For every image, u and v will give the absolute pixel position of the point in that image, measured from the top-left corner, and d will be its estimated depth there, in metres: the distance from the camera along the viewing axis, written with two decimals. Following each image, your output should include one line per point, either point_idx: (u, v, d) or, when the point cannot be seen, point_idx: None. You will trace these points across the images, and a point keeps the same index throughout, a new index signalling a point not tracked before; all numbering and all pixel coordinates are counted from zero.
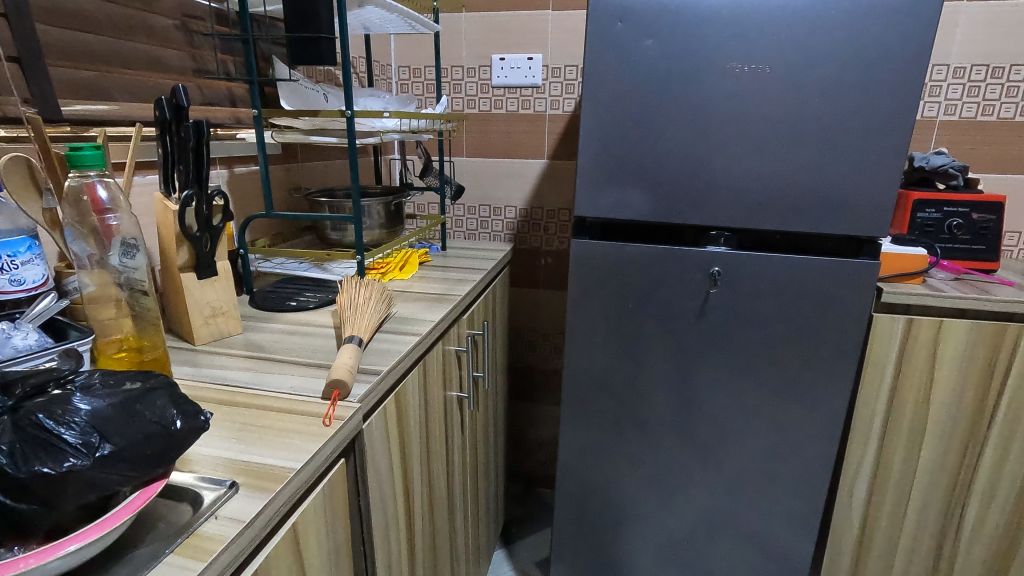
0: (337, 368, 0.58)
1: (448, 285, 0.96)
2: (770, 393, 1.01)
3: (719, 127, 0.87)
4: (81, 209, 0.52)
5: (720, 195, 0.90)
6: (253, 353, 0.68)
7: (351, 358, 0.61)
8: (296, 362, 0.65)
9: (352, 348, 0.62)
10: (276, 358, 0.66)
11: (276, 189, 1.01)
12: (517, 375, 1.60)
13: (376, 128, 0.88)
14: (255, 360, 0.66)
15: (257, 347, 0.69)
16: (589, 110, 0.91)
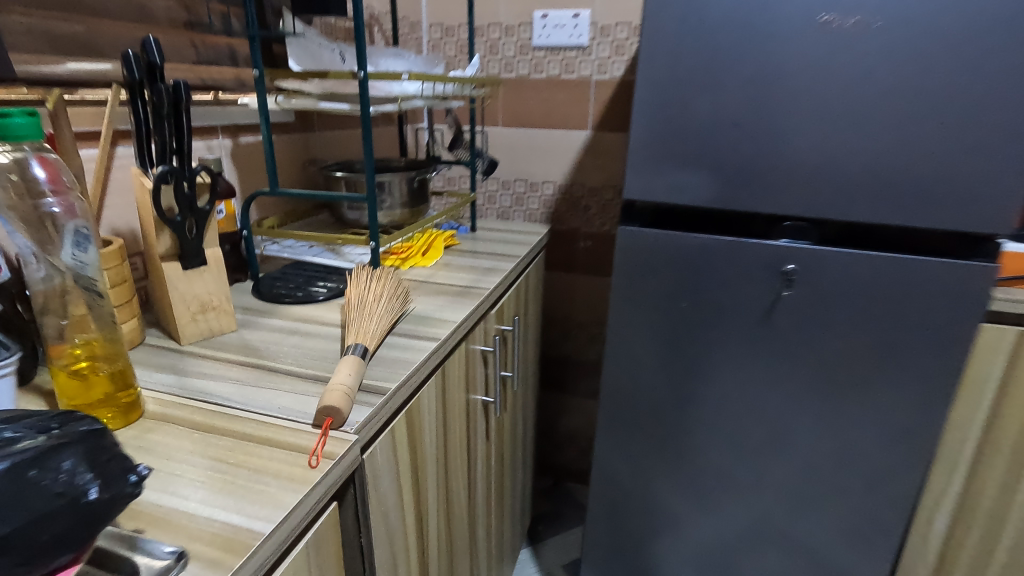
0: (332, 389, 0.47)
1: (475, 276, 0.84)
2: (845, 413, 0.86)
3: (806, 97, 0.71)
4: (14, 193, 0.42)
5: (802, 180, 0.75)
6: (243, 358, 0.58)
7: (351, 373, 0.50)
8: (291, 372, 0.55)
9: (354, 361, 0.52)
10: (268, 365, 0.57)
11: (287, 161, 0.91)
12: (549, 365, 1.49)
13: (393, 93, 0.74)
14: (245, 368, 0.56)
15: (249, 350, 0.60)
16: (646, 74, 0.76)
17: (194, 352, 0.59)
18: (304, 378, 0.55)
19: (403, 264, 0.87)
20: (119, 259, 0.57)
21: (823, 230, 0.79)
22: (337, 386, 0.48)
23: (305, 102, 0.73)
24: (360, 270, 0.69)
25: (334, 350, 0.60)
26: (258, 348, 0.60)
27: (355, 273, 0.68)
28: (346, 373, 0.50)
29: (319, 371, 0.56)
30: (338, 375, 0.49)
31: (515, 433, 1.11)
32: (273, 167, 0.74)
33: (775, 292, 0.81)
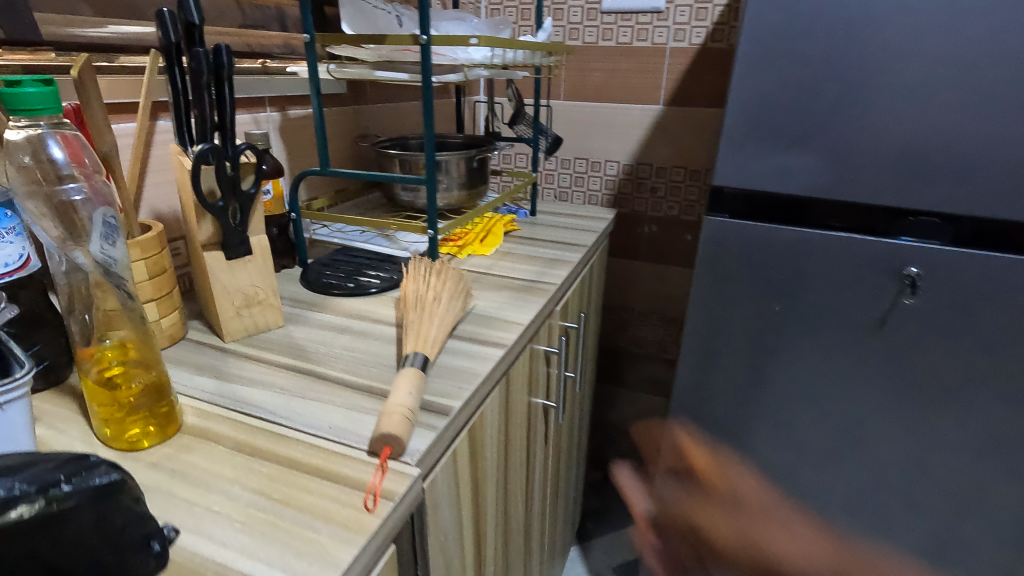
0: (390, 413, 0.41)
1: (539, 267, 0.76)
2: (965, 443, 0.73)
3: (956, 64, 0.59)
4: (32, 175, 0.38)
5: (939, 167, 0.62)
6: (290, 361, 0.52)
7: (412, 391, 0.44)
8: (343, 382, 0.49)
9: (415, 376, 0.45)
10: (317, 371, 0.50)
11: (339, 136, 0.84)
12: (604, 356, 1.40)
13: (460, 60, 0.67)
14: (292, 374, 0.50)
15: (297, 351, 0.54)
16: (750, 38, 0.65)
17: (238, 352, 0.53)
18: (357, 390, 0.48)
19: (461, 251, 0.80)
20: (157, 246, 0.51)
21: (958, 227, 0.66)
22: (396, 408, 0.41)
23: (361, 71, 0.65)
24: (420, 262, 0.62)
25: (390, 354, 0.53)
26: (307, 349, 0.54)
27: (413, 266, 0.61)
28: (406, 391, 0.43)
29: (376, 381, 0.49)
30: (396, 393, 0.42)
31: (571, 433, 1.03)
32: (324, 143, 0.67)
33: (891, 297, 0.70)
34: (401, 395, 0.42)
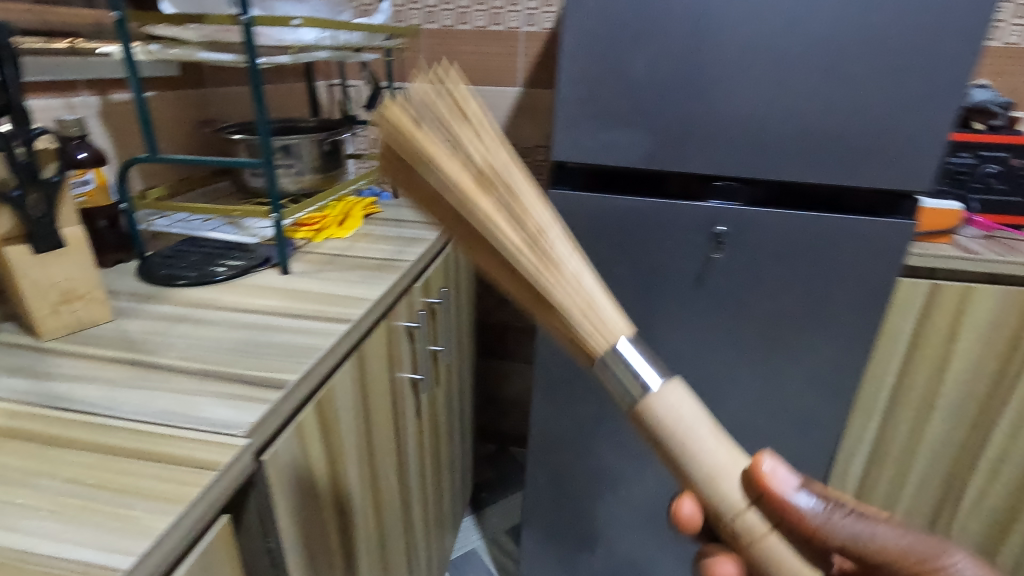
0: (695, 433, 0.38)
1: (396, 247, 0.79)
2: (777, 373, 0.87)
3: (742, 48, 0.69)
4: None
5: (738, 138, 0.73)
6: (483, 167, 0.43)
7: (639, 367, 0.39)
8: (491, 215, 0.42)
9: (655, 356, 0.40)
10: (491, 190, 0.42)
11: (176, 122, 0.80)
12: (487, 332, 1.46)
13: (287, 42, 0.64)
14: (434, 182, 0.43)
15: (459, 137, 0.42)
16: (574, 24, 0.71)
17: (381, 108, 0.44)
18: (493, 222, 0.42)
19: (317, 235, 0.80)
20: None
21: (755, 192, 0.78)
22: (755, 462, 0.39)
23: (183, 54, 0.62)
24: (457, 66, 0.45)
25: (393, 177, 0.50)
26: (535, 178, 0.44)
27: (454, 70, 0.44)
28: (684, 411, 0.38)
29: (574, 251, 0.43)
30: (763, 456, 0.39)
31: (452, 401, 1.08)
32: (148, 128, 0.64)
33: (704, 254, 0.80)
34: (778, 477, 0.39)
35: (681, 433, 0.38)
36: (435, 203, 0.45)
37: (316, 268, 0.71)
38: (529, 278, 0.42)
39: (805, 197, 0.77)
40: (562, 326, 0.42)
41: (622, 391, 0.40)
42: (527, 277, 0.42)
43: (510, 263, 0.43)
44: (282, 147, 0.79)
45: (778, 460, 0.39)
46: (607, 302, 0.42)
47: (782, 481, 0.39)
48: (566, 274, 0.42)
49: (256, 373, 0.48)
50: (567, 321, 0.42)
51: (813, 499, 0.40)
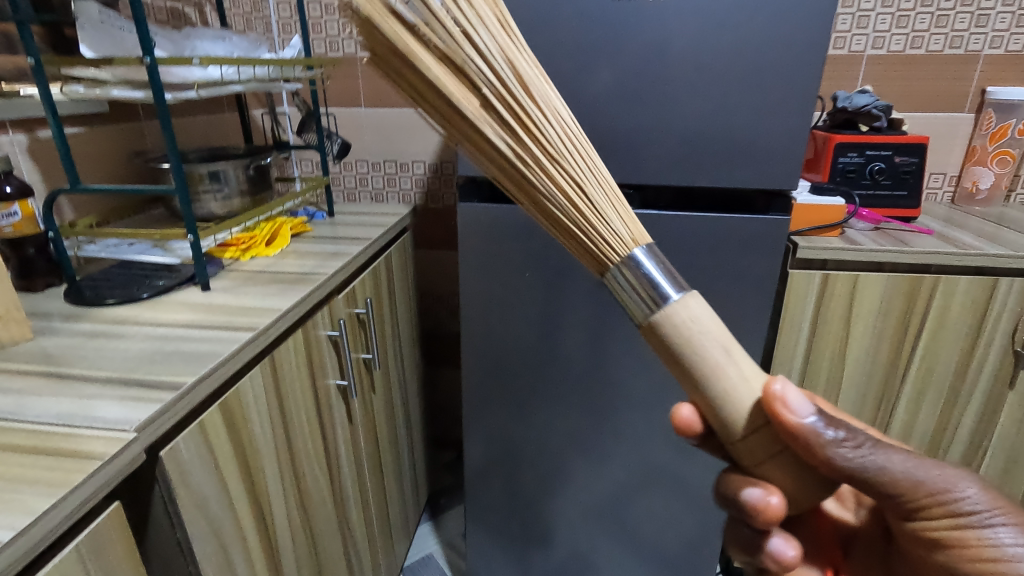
0: (709, 348, 0.41)
1: (318, 262, 0.85)
2: None
3: (613, 75, 0.80)
4: None
5: None
6: (470, 38, 0.40)
7: (645, 260, 0.42)
8: (482, 92, 0.41)
9: (661, 252, 0.42)
10: (483, 67, 0.40)
11: (110, 154, 0.86)
12: (438, 342, 1.51)
13: (191, 79, 0.71)
14: (414, 62, 0.40)
15: (443, 6, 0.39)
16: None
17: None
18: (480, 108, 0.41)
19: (244, 254, 0.86)
20: None
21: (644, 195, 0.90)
22: (766, 386, 0.42)
23: (95, 92, 0.68)
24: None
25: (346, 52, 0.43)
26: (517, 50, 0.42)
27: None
28: (698, 325, 0.40)
29: (565, 129, 0.43)
30: (775, 381, 0.42)
31: (394, 409, 1.12)
32: (69, 162, 0.70)
33: None
34: (788, 403, 0.41)
35: (691, 343, 0.41)
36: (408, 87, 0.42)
37: (237, 283, 0.76)
38: (522, 163, 0.42)
39: (683, 198, 0.89)
40: (549, 209, 0.44)
41: (623, 277, 0.42)
42: (519, 164, 0.42)
43: (496, 148, 0.42)
44: (209, 174, 0.83)
45: (788, 385, 0.42)
46: (605, 180, 0.43)
47: (792, 406, 0.41)
48: (567, 158, 0.42)
49: (155, 377, 0.53)
50: (556, 206, 0.43)
51: (831, 428, 0.42)
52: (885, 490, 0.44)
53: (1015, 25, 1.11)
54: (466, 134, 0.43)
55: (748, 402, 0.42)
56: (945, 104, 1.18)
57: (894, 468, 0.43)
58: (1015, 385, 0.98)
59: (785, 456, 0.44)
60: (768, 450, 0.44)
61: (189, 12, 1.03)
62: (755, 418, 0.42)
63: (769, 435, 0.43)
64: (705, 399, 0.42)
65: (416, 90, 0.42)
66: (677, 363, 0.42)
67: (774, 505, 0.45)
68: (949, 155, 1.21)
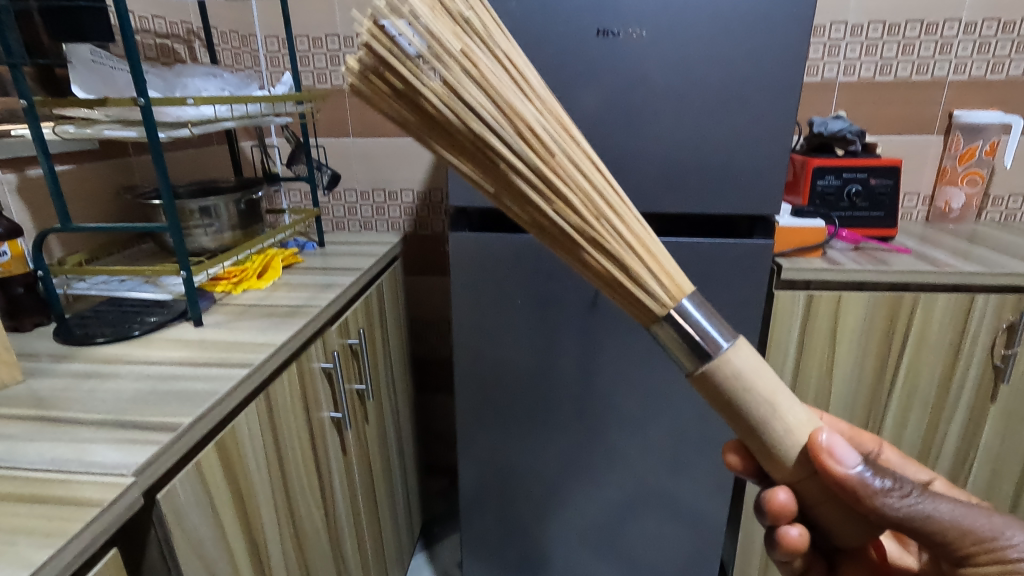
0: (761, 401, 0.41)
1: (311, 294, 0.85)
2: None
3: (598, 106, 0.83)
4: None
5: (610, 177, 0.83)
6: (505, 92, 0.39)
7: (692, 308, 0.41)
8: (519, 145, 0.39)
9: (706, 301, 0.41)
10: (517, 120, 0.39)
11: (100, 191, 0.86)
12: (429, 368, 1.51)
13: (184, 118, 0.72)
14: (446, 117, 0.38)
15: (475, 60, 0.38)
16: None
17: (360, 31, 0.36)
18: (515, 162, 0.39)
19: (235, 288, 0.85)
20: None
21: None
22: (814, 435, 0.43)
23: (87, 132, 0.69)
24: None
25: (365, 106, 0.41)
26: (547, 101, 0.41)
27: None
28: (745, 379, 0.40)
29: (600, 179, 0.41)
30: (823, 431, 0.43)
31: (387, 439, 1.12)
32: (60, 201, 0.69)
33: None
34: (837, 454, 0.42)
35: (741, 395, 0.41)
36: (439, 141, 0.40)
37: (229, 318, 0.76)
38: (561, 216, 0.41)
39: (669, 225, 0.92)
40: (590, 262, 0.42)
41: (669, 328, 0.41)
42: (558, 217, 0.41)
43: (533, 201, 0.40)
44: (199, 210, 0.83)
45: (835, 435, 0.43)
46: (644, 231, 0.42)
47: (841, 457, 0.42)
48: (606, 209, 0.41)
49: (151, 418, 0.53)
50: (599, 258, 0.41)
51: (878, 477, 0.44)
52: (930, 534, 0.45)
53: (976, 52, 1.17)
54: (499, 188, 0.41)
55: (801, 453, 0.43)
56: (915, 127, 1.23)
57: (933, 511, 0.45)
58: (996, 398, 1.01)
59: (833, 498, 0.46)
60: (817, 494, 0.45)
61: (179, 47, 1.04)
62: (805, 467, 0.44)
63: (819, 481, 0.45)
64: (762, 447, 0.43)
65: (444, 145, 0.40)
66: (732, 415, 0.42)
67: (796, 536, 0.49)
68: (921, 176, 1.26)
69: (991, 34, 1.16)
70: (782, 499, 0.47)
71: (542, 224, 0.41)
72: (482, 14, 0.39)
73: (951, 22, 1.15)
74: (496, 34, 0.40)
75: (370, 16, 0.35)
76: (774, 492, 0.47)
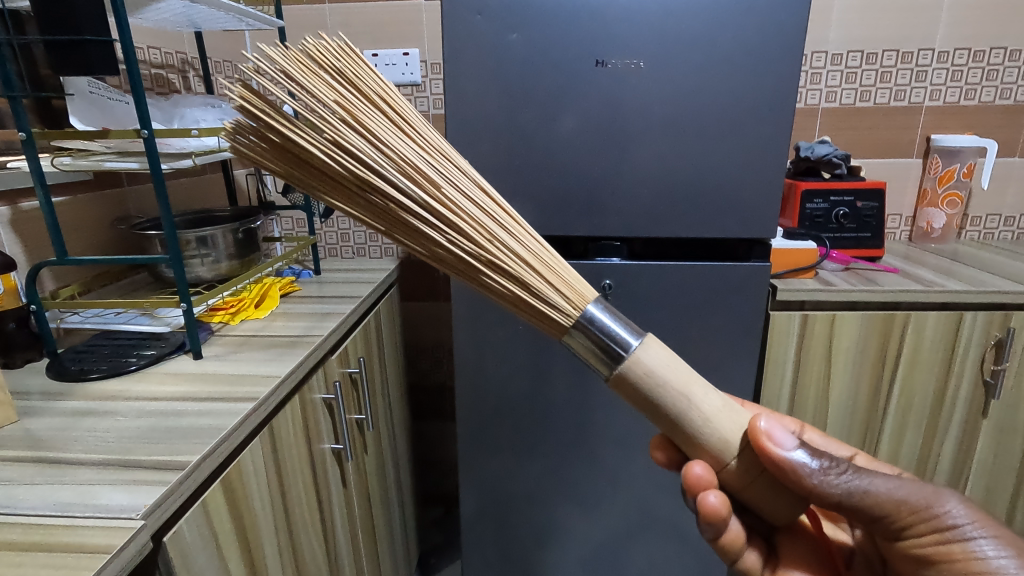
0: (675, 395, 0.45)
1: (311, 323, 0.84)
2: None
3: (595, 134, 0.85)
4: None
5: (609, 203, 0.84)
6: (386, 139, 0.45)
7: (596, 313, 0.45)
8: (404, 182, 0.44)
9: (611, 305, 0.46)
10: (399, 161, 0.45)
11: (94, 222, 0.84)
12: (423, 394, 1.49)
13: (188, 148, 0.73)
14: (333, 163, 0.44)
15: (351, 112, 0.44)
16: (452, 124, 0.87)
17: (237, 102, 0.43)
18: (399, 183, 0.44)
19: (234, 318, 0.84)
20: None
21: (631, 246, 0.93)
22: (751, 424, 0.46)
23: (85, 163, 0.68)
24: (328, 39, 0.47)
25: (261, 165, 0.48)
26: (431, 140, 0.47)
27: (320, 46, 0.46)
28: (658, 374, 0.44)
29: (489, 203, 0.47)
30: (761, 418, 0.46)
31: (384, 468, 1.09)
32: (58, 234, 0.68)
33: None
34: (775, 437, 0.45)
35: (658, 392, 0.45)
36: (331, 189, 0.46)
37: (230, 350, 0.75)
38: (453, 242, 0.46)
39: (665, 251, 0.93)
40: (489, 282, 0.46)
41: (580, 337, 0.45)
42: (453, 243, 0.45)
43: (425, 231, 0.45)
44: (197, 239, 0.82)
45: (773, 421, 0.46)
46: (537, 248, 0.47)
47: (778, 440, 0.45)
48: (498, 231, 0.46)
49: (157, 457, 0.51)
50: (496, 277, 0.46)
51: (816, 457, 0.46)
52: (868, 509, 0.47)
53: (950, 80, 1.22)
54: (394, 224, 0.46)
55: (738, 438, 0.46)
56: (895, 151, 1.27)
57: (869, 486, 0.47)
58: (987, 414, 1.03)
59: (764, 477, 0.47)
60: (747, 478, 0.47)
61: (173, 77, 1.04)
62: (744, 454, 0.47)
63: (751, 459, 0.47)
64: (687, 440, 0.46)
65: (331, 189, 0.46)
66: (654, 412, 0.46)
67: (717, 503, 0.48)
68: (903, 198, 1.30)
69: (962, 63, 1.21)
70: (697, 472, 0.47)
71: (438, 250, 0.46)
72: (357, 71, 0.47)
73: (925, 51, 1.21)
74: (372, 88, 0.47)
75: (240, 87, 0.42)
76: (689, 466, 0.47)
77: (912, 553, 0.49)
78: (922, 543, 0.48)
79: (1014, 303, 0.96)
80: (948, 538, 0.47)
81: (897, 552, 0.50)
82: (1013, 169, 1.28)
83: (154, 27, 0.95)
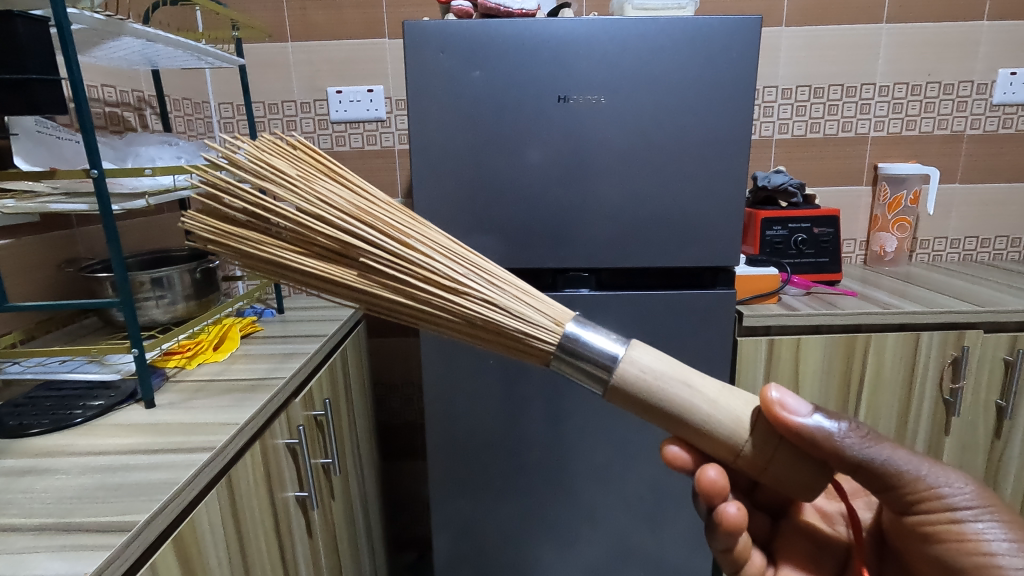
0: (671, 385, 0.46)
1: (273, 365, 0.81)
2: None
3: (561, 166, 0.86)
4: None
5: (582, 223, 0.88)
6: (349, 201, 0.50)
7: (575, 331, 0.47)
8: (370, 233, 0.49)
9: (589, 319, 0.48)
10: (365, 216, 0.49)
11: (39, 267, 0.80)
12: (394, 432, 1.45)
13: (141, 188, 0.71)
14: (299, 226, 0.49)
15: (312, 184, 0.50)
16: (418, 157, 0.86)
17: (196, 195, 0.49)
18: (365, 237, 0.49)
19: (190, 362, 0.81)
20: None
21: (600, 276, 0.93)
22: (765, 393, 0.46)
23: (29, 205, 0.65)
24: (287, 135, 0.55)
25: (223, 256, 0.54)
26: (390, 200, 0.52)
27: (281, 139, 0.54)
28: (653, 370, 0.46)
29: (457, 247, 0.50)
30: (773, 388, 0.46)
31: (353, 513, 1.05)
32: None
33: None
34: (788, 406, 0.45)
35: (657, 389, 0.46)
36: (301, 253, 0.50)
37: (186, 397, 0.71)
38: (429, 282, 0.49)
39: (635, 278, 0.93)
40: (470, 318, 0.48)
41: (564, 357, 0.47)
42: (424, 282, 0.48)
43: (398, 276, 0.49)
44: (152, 280, 0.78)
45: (785, 391, 0.46)
46: (510, 280, 0.50)
47: (793, 408, 0.45)
48: (470, 266, 0.49)
49: (100, 519, 0.47)
50: (477, 311, 0.48)
51: (836, 421, 0.45)
52: (884, 480, 0.47)
53: (892, 112, 1.29)
54: (362, 276, 0.49)
55: (749, 414, 0.46)
56: (845, 178, 1.33)
57: (888, 461, 0.46)
58: (950, 430, 1.05)
59: (786, 447, 0.46)
60: (767, 453, 0.46)
61: (128, 115, 1.01)
62: (760, 425, 0.46)
63: (765, 432, 0.46)
64: (694, 433, 0.47)
65: (300, 255, 0.50)
66: (651, 408, 0.46)
67: (736, 515, 0.51)
68: (857, 222, 1.36)
69: (902, 96, 1.29)
70: (711, 476, 0.50)
71: (413, 294, 0.49)
72: (316, 156, 0.53)
73: (867, 86, 1.28)
74: (334, 166, 0.53)
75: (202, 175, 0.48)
76: (704, 469, 0.50)
77: (919, 530, 0.48)
78: (930, 522, 0.47)
79: (967, 321, 1.00)
80: (957, 519, 0.46)
81: (904, 527, 0.49)
82: (955, 194, 1.35)
83: (108, 65, 0.93)
